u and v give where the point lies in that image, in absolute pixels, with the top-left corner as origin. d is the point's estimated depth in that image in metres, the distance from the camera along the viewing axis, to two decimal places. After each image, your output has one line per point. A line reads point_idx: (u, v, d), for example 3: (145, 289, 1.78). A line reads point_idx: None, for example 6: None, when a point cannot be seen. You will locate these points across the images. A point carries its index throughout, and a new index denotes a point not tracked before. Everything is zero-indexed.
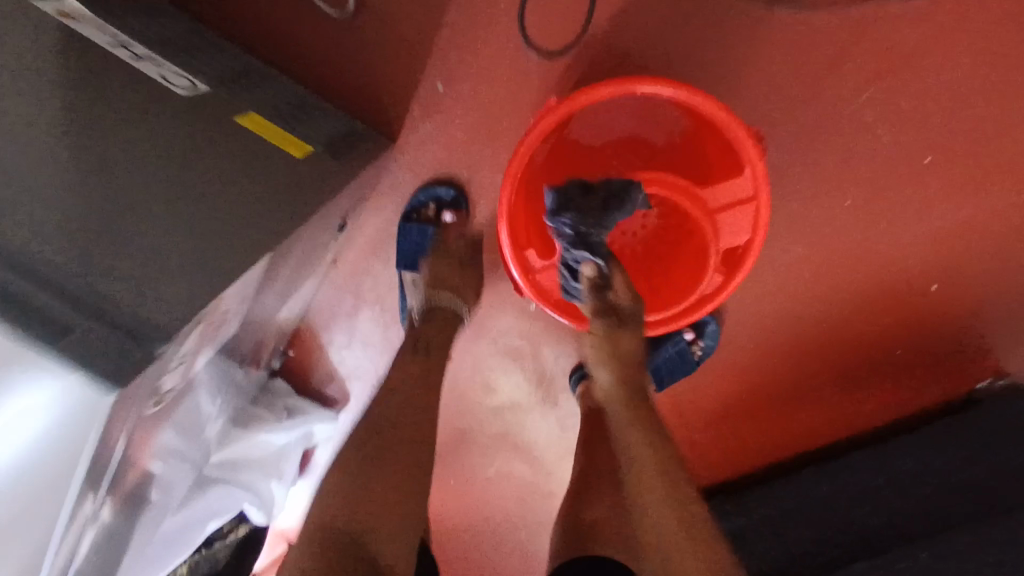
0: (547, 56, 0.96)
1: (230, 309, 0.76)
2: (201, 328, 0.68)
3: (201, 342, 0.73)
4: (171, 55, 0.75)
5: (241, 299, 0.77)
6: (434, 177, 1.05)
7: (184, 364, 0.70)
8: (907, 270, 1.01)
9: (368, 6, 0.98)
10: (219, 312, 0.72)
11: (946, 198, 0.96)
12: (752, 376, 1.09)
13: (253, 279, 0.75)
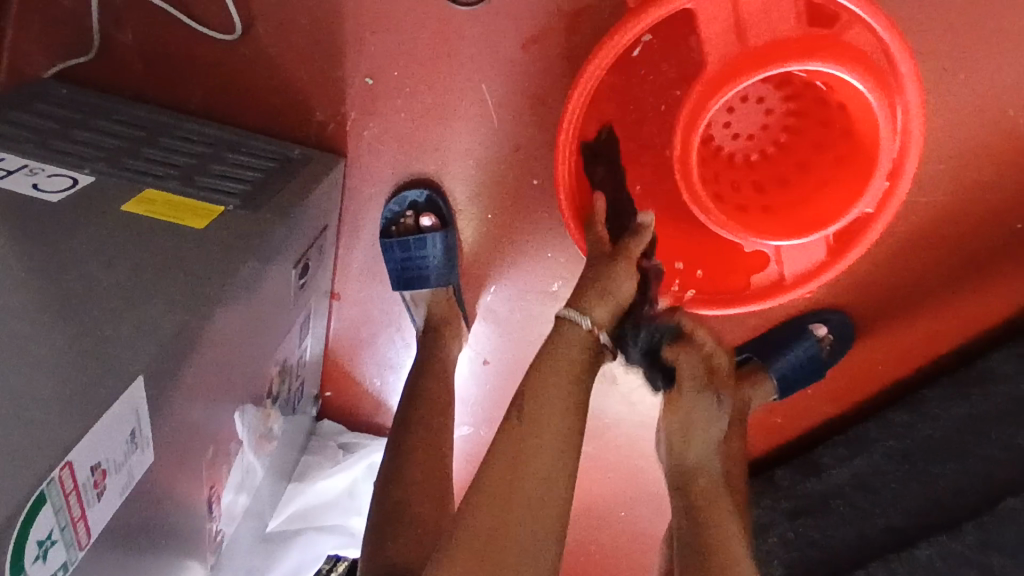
0: (468, 6, 0.82)
1: (127, 442, 0.51)
2: (46, 509, 0.44)
3: (77, 515, 0.47)
4: (57, 157, 0.70)
5: (126, 441, 0.51)
6: (399, 179, 0.92)
7: (59, 546, 0.46)
8: (1006, 118, 0.85)
9: (254, 17, 0.84)
10: (82, 475, 0.47)
11: (1011, 34, 0.82)
12: (860, 293, 0.98)
13: (124, 416, 0.50)
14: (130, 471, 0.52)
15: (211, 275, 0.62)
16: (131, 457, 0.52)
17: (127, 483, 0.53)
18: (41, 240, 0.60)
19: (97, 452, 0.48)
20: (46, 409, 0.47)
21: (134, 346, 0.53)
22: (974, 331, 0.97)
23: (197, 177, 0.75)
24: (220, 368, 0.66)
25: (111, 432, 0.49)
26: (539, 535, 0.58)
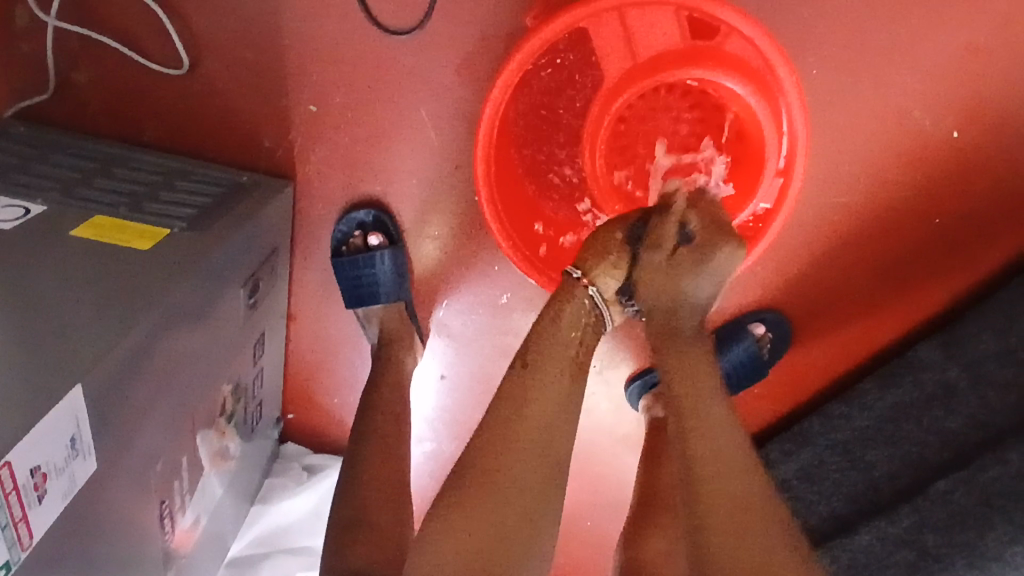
0: (402, 34, 0.87)
1: (68, 447, 0.53)
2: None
3: (17, 515, 0.50)
4: (10, 189, 0.74)
5: (67, 446, 0.53)
6: (348, 201, 0.96)
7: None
8: (912, 121, 0.92)
9: (202, 53, 0.89)
10: (21, 477, 0.49)
11: (908, 44, 0.89)
12: (796, 292, 1.02)
13: (63, 422, 0.52)
14: (72, 476, 0.55)
15: (153, 292, 0.65)
16: (72, 462, 0.54)
17: (69, 487, 0.55)
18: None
19: (37, 456, 0.50)
20: None
21: (75, 358, 0.56)
22: (902, 324, 1.02)
23: (147, 203, 0.78)
24: (169, 381, 0.69)
25: (50, 436, 0.51)
26: (536, 496, 0.65)
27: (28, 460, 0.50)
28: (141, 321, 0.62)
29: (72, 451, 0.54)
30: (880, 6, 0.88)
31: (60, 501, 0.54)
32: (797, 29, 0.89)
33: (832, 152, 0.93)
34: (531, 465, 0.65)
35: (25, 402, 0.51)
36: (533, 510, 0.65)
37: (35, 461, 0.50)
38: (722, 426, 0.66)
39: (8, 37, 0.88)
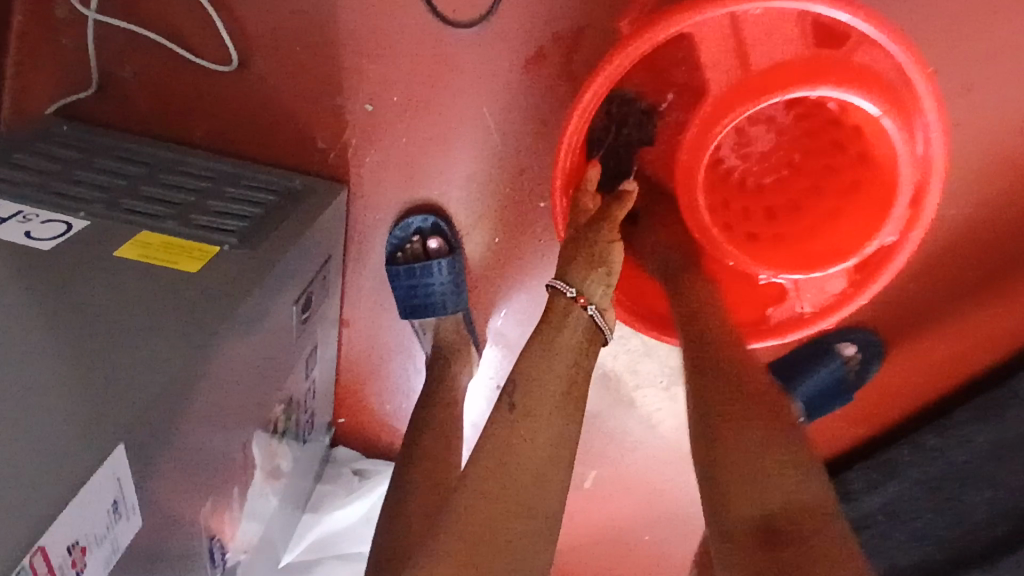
0: (461, 26, 0.80)
1: (105, 518, 0.48)
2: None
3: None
4: (53, 201, 0.70)
5: (108, 513, 0.48)
6: (404, 206, 0.90)
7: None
8: None
9: (251, 47, 0.83)
10: (58, 557, 0.45)
11: None
12: (888, 308, 0.93)
13: (101, 489, 0.47)
14: (115, 541, 0.50)
15: (204, 323, 0.59)
16: (114, 527, 0.49)
17: (112, 553, 0.50)
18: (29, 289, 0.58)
19: (68, 534, 0.45)
20: (15, 484, 0.45)
21: (117, 406, 0.51)
22: (1005, 345, 0.92)
23: (196, 215, 0.74)
24: (222, 415, 0.64)
25: (83, 507, 0.46)
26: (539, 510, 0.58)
27: (60, 537, 0.45)
28: (188, 360, 0.56)
29: (110, 519, 0.49)
30: None
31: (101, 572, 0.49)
32: (911, 19, 0.78)
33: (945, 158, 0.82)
34: (548, 437, 0.60)
35: (58, 469, 0.46)
36: (554, 484, 0.60)
37: (68, 537, 0.45)
38: (749, 433, 0.59)
39: (54, 30, 0.84)
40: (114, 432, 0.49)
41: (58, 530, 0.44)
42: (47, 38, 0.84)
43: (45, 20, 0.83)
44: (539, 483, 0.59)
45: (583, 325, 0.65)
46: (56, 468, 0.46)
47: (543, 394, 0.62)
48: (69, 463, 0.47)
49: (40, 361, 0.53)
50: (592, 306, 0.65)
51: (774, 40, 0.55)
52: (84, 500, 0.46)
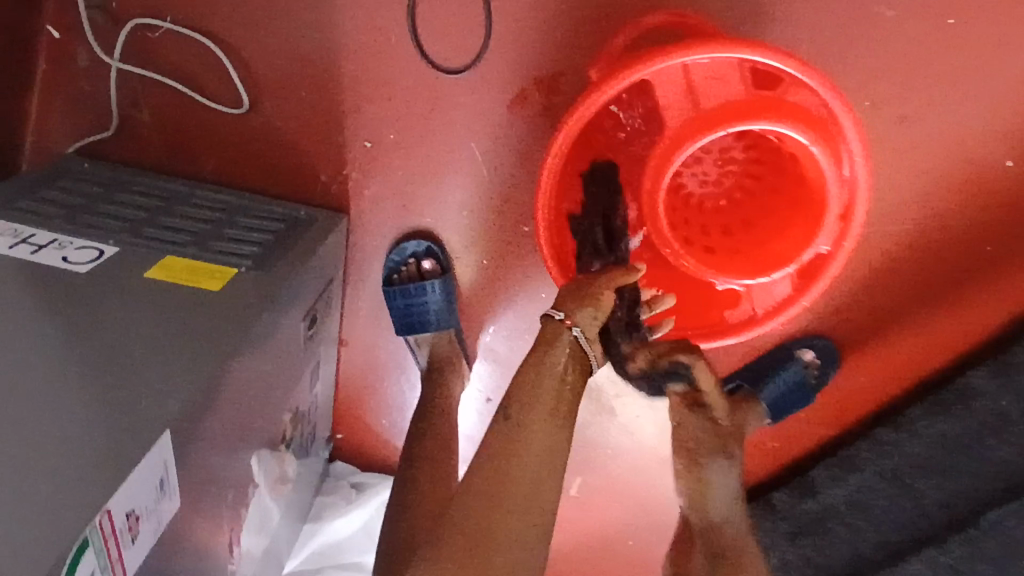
0: (449, 72, 0.89)
1: (155, 493, 0.55)
2: (88, 554, 0.48)
3: (113, 558, 0.51)
4: (83, 230, 0.77)
5: (156, 489, 0.55)
6: (400, 232, 0.98)
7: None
8: (973, 152, 0.89)
9: (258, 91, 0.91)
10: (118, 522, 0.51)
11: (978, 64, 0.85)
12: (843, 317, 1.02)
13: (151, 467, 0.54)
14: (159, 517, 0.56)
15: (225, 337, 0.67)
16: (160, 504, 0.56)
17: (157, 528, 0.56)
18: (70, 311, 0.66)
19: (126, 502, 0.52)
20: (78, 465, 0.52)
21: (157, 404, 0.58)
22: (951, 348, 1.01)
23: (213, 242, 0.81)
24: (238, 415, 0.72)
25: (139, 480, 0.53)
26: (532, 513, 0.66)
27: (123, 504, 0.51)
28: (214, 366, 0.64)
29: (159, 494, 0.55)
30: (950, 28, 0.84)
31: (148, 541, 0.55)
32: None
33: (886, 182, 0.91)
34: (541, 444, 0.68)
35: (115, 450, 0.53)
36: (546, 489, 0.67)
37: (128, 504, 0.52)
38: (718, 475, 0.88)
39: (75, 75, 0.91)
40: (158, 425, 0.57)
41: (120, 498, 0.51)
42: (69, 84, 0.92)
43: (68, 67, 0.91)
44: (535, 483, 0.67)
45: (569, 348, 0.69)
46: (114, 449, 0.54)
47: (534, 406, 0.68)
48: (126, 445, 0.54)
49: (85, 372, 0.60)
50: (576, 328, 0.68)
51: (722, 84, 0.66)
52: (140, 474, 0.53)
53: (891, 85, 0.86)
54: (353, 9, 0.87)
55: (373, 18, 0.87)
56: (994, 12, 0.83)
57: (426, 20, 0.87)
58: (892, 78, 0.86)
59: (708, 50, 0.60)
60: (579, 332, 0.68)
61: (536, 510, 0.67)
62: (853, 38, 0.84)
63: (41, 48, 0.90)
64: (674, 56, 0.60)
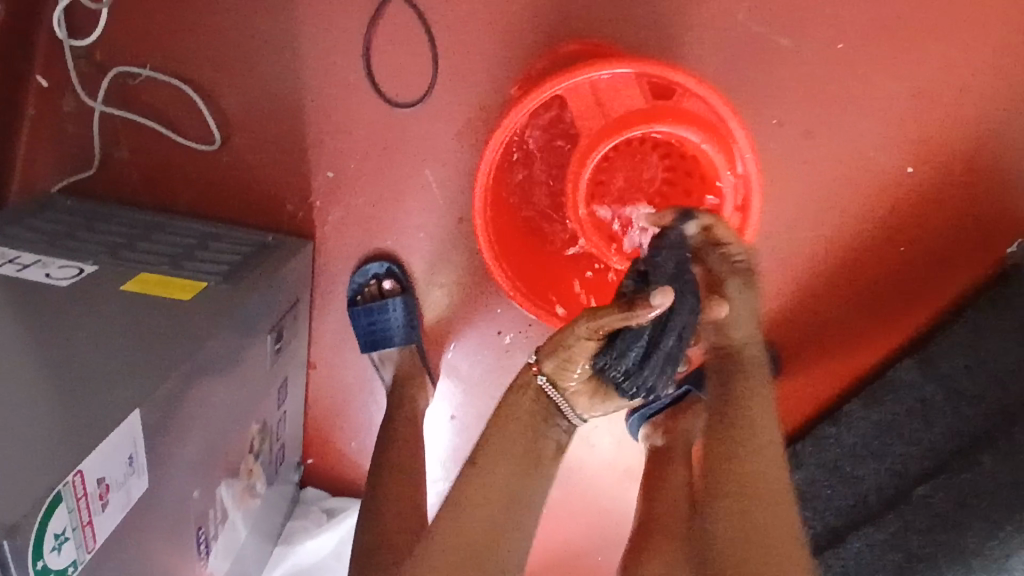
0: (402, 106, 0.99)
1: (125, 465, 0.62)
2: (60, 509, 0.55)
3: (85, 519, 0.57)
4: (65, 253, 0.85)
5: (125, 463, 0.62)
6: (362, 255, 1.06)
7: (70, 543, 0.56)
8: (876, 160, 0.99)
9: (229, 128, 1.01)
10: (90, 485, 0.58)
11: (869, 81, 0.96)
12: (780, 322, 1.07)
13: (122, 441, 0.61)
14: (128, 491, 0.63)
15: (194, 338, 0.74)
16: (129, 478, 0.63)
17: (125, 502, 0.63)
18: (52, 318, 0.73)
19: (99, 468, 0.59)
20: (55, 434, 0.58)
21: (130, 391, 0.65)
22: (883, 347, 1.07)
23: (185, 261, 0.89)
24: (207, 412, 0.78)
25: (112, 449, 0.60)
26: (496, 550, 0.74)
27: (96, 469, 0.58)
28: (183, 362, 0.71)
29: (128, 466, 0.62)
30: (841, 50, 0.95)
31: (117, 511, 0.62)
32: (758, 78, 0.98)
33: (802, 189, 1.00)
34: (509, 486, 0.75)
35: (91, 422, 0.60)
36: (510, 531, 0.75)
37: (100, 470, 0.59)
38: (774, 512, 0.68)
39: (62, 120, 1.01)
40: (129, 406, 0.63)
41: (94, 463, 0.58)
42: (57, 128, 1.01)
43: (55, 113, 1.01)
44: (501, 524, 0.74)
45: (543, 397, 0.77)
46: (90, 420, 0.61)
47: (504, 454, 0.75)
48: (100, 420, 0.61)
49: (65, 367, 0.67)
50: (542, 375, 0.75)
51: (627, 96, 0.79)
52: (113, 443, 0.60)
53: (792, 106, 0.97)
54: (314, 53, 0.97)
55: (332, 60, 0.98)
56: (877, 39, 0.94)
57: (380, 60, 0.97)
58: (793, 100, 0.97)
59: (612, 64, 0.73)
60: (546, 377, 0.75)
61: (499, 539, 0.74)
62: (756, 63, 0.95)
63: (31, 96, 1.00)
64: (584, 70, 0.73)
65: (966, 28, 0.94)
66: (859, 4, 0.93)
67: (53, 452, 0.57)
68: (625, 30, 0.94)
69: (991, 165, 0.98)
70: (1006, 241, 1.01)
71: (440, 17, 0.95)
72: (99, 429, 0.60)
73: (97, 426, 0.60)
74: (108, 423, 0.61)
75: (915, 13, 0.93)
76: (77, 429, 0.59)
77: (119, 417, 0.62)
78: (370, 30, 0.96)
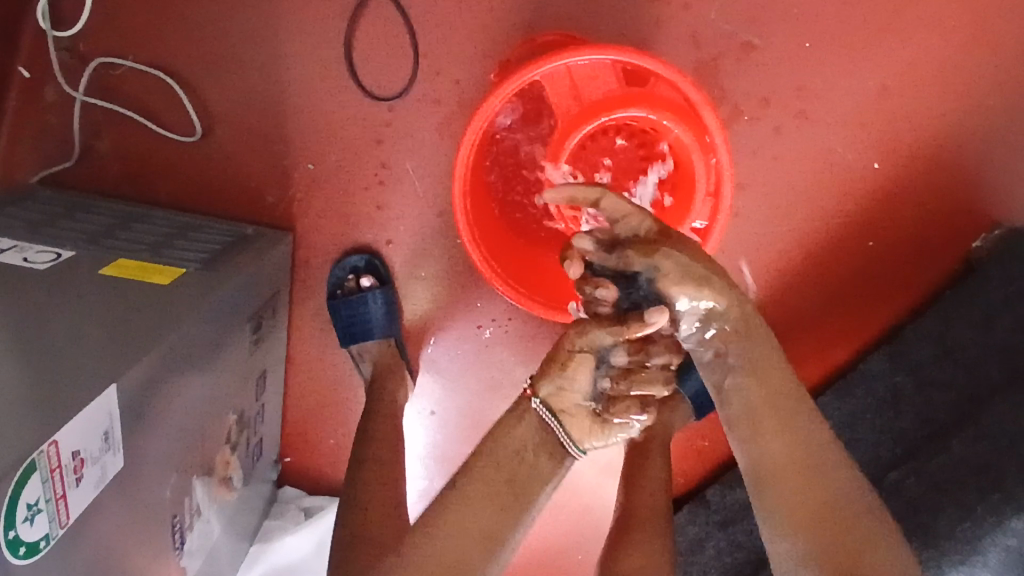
0: (381, 99, 1.00)
1: (102, 439, 0.63)
2: (34, 479, 0.56)
3: (58, 492, 0.59)
4: (42, 239, 0.84)
5: (101, 439, 0.63)
6: (343, 249, 1.07)
7: (43, 516, 0.58)
8: (845, 157, 1.02)
9: (211, 120, 1.02)
10: (64, 457, 0.59)
11: (836, 78, 0.99)
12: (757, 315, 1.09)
13: (99, 416, 0.62)
14: (103, 469, 0.64)
15: (174, 317, 0.75)
16: (104, 455, 0.64)
17: (100, 479, 0.64)
18: (27, 297, 0.73)
19: (75, 441, 0.60)
20: (32, 406, 0.59)
21: (109, 367, 0.66)
22: (857, 338, 1.09)
23: (166, 248, 0.89)
24: (187, 397, 0.78)
25: (90, 421, 0.61)
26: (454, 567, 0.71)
27: (70, 442, 0.59)
28: (164, 340, 0.72)
29: (105, 441, 0.63)
30: (808, 48, 0.98)
31: (95, 486, 0.63)
32: None
33: (773, 183, 1.03)
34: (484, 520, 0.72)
35: (68, 394, 0.61)
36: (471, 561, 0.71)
37: (76, 443, 0.60)
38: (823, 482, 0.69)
39: (42, 111, 1.01)
40: (105, 381, 0.64)
41: (70, 435, 0.59)
42: (37, 119, 1.02)
43: (37, 104, 1.01)
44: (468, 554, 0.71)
45: (533, 420, 0.73)
46: (67, 392, 0.62)
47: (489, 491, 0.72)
48: (78, 392, 0.62)
49: (42, 345, 0.67)
50: (536, 399, 0.72)
51: (602, 82, 0.83)
52: (90, 416, 0.61)
53: (763, 102, 1.00)
54: (295, 46, 0.99)
55: (313, 53, 0.99)
56: (844, 37, 0.98)
57: (360, 55, 0.99)
58: (764, 96, 1.00)
59: (589, 48, 0.75)
60: (541, 401, 0.72)
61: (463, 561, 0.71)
62: (727, 60, 0.98)
63: (11, 86, 1.00)
64: (564, 52, 0.76)
65: (926, 30, 0.98)
66: (825, 4, 0.97)
67: (29, 425, 0.58)
68: (601, 27, 0.97)
69: (953, 161, 1.02)
70: (970, 237, 1.04)
71: (420, 12, 0.97)
72: (75, 401, 0.61)
73: (74, 400, 0.61)
74: (85, 396, 0.61)
75: (880, 13, 0.97)
76: (53, 402, 0.60)
77: (97, 391, 0.62)
78: (351, 25, 0.98)
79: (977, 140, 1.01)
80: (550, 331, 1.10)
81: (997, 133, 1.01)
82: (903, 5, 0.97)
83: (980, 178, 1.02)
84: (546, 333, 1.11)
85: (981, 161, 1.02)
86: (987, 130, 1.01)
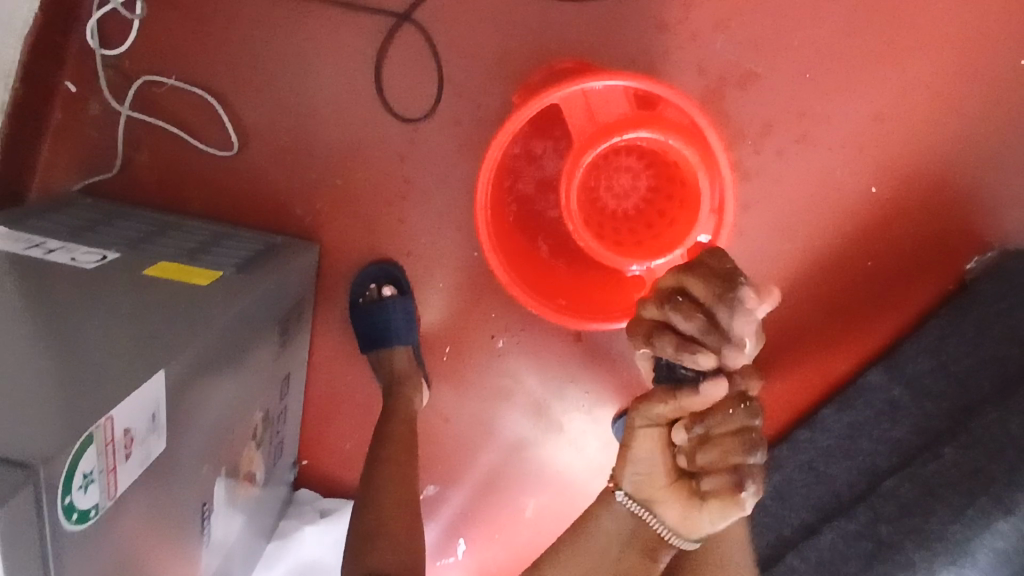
0: (406, 119, 1.07)
1: (148, 420, 0.68)
2: (91, 450, 0.61)
3: (110, 465, 0.64)
4: (89, 242, 0.91)
5: (148, 420, 0.68)
6: (365, 260, 1.12)
7: (95, 485, 0.62)
8: (845, 180, 1.07)
9: (246, 136, 1.08)
10: (117, 433, 0.64)
11: (836, 107, 1.05)
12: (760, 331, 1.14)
13: (147, 398, 0.67)
14: (147, 449, 0.69)
15: (213, 314, 0.81)
16: (150, 435, 0.69)
17: (145, 459, 0.69)
18: (81, 295, 0.79)
19: (126, 418, 0.65)
20: (90, 386, 0.65)
21: (156, 356, 0.71)
22: (855, 354, 1.13)
23: (202, 254, 0.95)
24: (219, 390, 0.83)
25: (141, 402, 0.66)
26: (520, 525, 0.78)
27: (123, 419, 0.64)
28: (203, 334, 0.77)
29: (150, 423, 0.69)
30: (810, 77, 1.04)
31: (139, 464, 0.68)
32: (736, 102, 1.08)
33: (775, 204, 1.08)
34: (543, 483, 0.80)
35: (122, 376, 0.67)
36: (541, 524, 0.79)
37: (127, 420, 0.65)
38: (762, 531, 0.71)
39: (87, 124, 1.09)
40: (152, 368, 0.69)
41: (123, 411, 0.64)
42: (82, 132, 1.09)
43: (83, 118, 1.08)
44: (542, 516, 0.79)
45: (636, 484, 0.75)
46: (120, 375, 0.67)
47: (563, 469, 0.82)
48: (131, 376, 0.67)
49: (93, 335, 0.73)
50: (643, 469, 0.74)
51: (615, 105, 0.90)
52: (140, 397, 0.66)
53: (767, 126, 1.06)
54: (328, 68, 1.06)
55: (345, 76, 1.06)
56: (843, 68, 1.04)
57: (388, 78, 1.05)
58: (767, 121, 1.06)
59: (602, 74, 0.82)
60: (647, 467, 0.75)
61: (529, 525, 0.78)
62: (733, 87, 1.05)
63: (58, 100, 1.08)
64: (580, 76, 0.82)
65: (923, 62, 1.04)
66: (826, 36, 1.03)
67: (86, 402, 0.63)
68: (614, 55, 1.04)
69: (947, 185, 1.07)
70: (964, 258, 1.09)
71: (446, 39, 1.04)
72: (128, 383, 0.66)
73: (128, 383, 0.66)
74: (135, 379, 0.67)
75: (879, 46, 1.03)
76: (110, 383, 0.66)
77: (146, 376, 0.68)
78: (380, 50, 1.05)
79: (970, 165, 1.06)
80: (560, 341, 1.15)
81: (989, 159, 1.06)
82: (902, 38, 1.03)
83: (974, 202, 1.07)
84: (557, 344, 1.15)
85: (974, 184, 1.07)
86: (979, 157, 1.06)
